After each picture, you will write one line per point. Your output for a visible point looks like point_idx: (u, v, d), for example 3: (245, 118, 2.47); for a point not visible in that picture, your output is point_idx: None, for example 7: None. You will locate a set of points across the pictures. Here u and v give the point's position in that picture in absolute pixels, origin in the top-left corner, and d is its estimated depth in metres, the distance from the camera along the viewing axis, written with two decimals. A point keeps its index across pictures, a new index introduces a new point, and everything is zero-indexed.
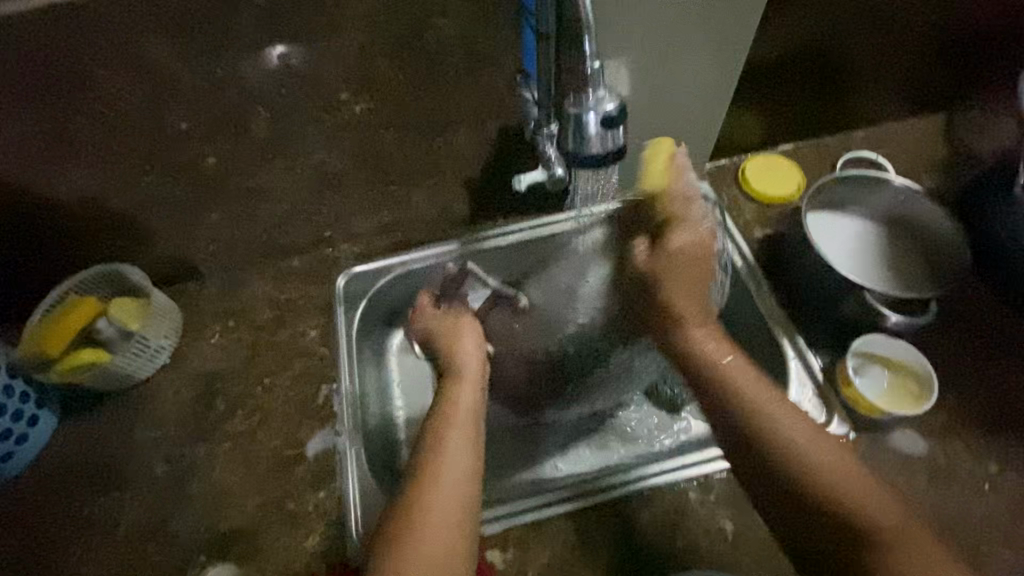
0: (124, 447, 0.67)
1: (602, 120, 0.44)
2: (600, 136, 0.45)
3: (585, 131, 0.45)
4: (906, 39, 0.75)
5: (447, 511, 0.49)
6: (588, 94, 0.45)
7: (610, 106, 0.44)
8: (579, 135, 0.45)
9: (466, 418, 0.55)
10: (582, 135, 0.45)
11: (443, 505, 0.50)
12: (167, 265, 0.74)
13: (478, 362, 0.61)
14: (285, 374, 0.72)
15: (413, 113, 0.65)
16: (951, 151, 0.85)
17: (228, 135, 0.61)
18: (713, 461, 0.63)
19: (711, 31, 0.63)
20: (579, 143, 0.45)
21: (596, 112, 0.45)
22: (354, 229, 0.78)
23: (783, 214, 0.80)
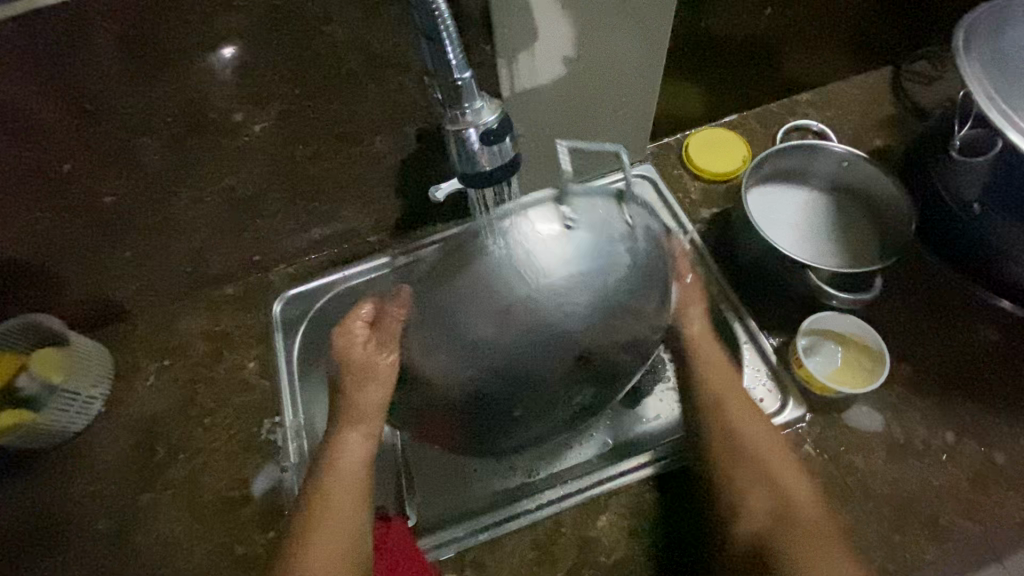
0: (61, 506, 0.64)
1: (482, 138, 0.40)
2: (486, 154, 0.41)
3: (469, 151, 0.41)
4: None
5: None
6: (464, 109, 0.41)
7: (490, 120, 0.40)
8: (464, 155, 0.41)
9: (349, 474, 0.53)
10: (469, 154, 0.42)
11: None
12: (88, 310, 0.70)
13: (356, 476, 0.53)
14: (226, 410, 0.69)
15: (321, 127, 0.61)
16: (897, 107, 0.82)
17: (120, 171, 0.57)
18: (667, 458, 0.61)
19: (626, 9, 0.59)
20: (465, 163, 0.42)
21: (476, 129, 0.40)
22: (286, 251, 0.75)
23: (728, 190, 0.77)
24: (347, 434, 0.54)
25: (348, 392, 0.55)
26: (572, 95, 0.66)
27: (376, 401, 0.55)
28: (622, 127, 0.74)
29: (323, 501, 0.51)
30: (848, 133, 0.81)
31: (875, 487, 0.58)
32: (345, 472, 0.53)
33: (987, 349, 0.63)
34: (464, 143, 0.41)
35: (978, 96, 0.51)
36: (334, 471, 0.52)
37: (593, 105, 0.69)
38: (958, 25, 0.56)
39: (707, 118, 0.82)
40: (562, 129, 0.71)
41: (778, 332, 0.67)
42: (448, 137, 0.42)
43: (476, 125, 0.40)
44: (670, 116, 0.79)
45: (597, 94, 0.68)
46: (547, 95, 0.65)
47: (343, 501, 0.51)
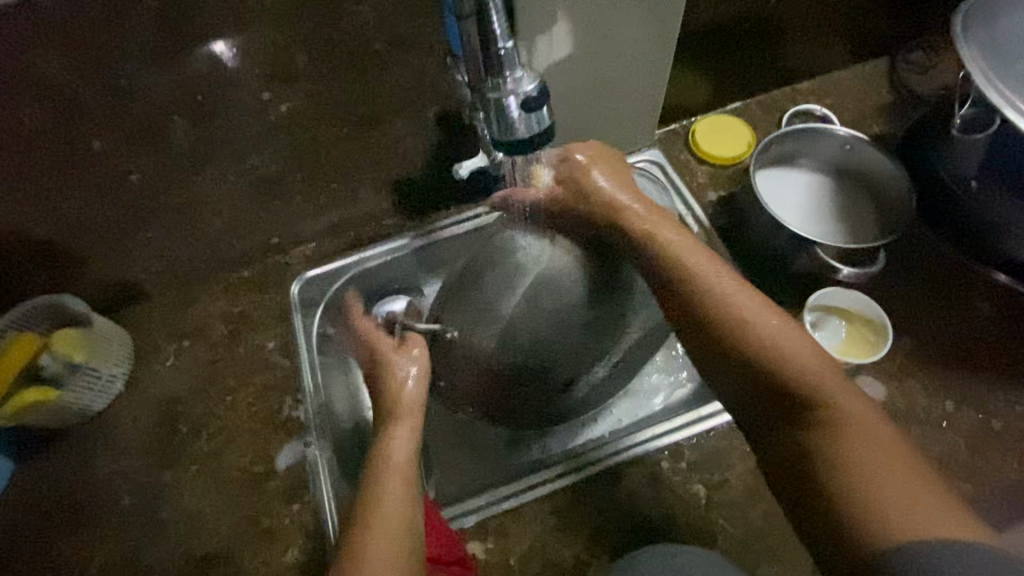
0: (85, 484, 0.65)
1: (522, 105, 0.42)
2: (524, 120, 0.42)
3: (507, 118, 0.43)
4: None
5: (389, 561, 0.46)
6: (505, 79, 0.43)
7: (529, 88, 0.42)
8: (502, 124, 0.43)
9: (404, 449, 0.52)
10: (506, 122, 0.43)
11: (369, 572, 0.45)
12: (108, 292, 0.71)
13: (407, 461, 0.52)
14: (248, 389, 0.70)
15: (343, 107, 0.62)
16: (894, 95, 0.85)
17: (148, 150, 0.58)
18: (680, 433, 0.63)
19: None
20: (503, 131, 0.43)
21: (516, 97, 0.42)
22: (303, 233, 0.76)
23: (734, 174, 0.80)
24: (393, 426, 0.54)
25: (389, 393, 0.56)
26: (586, 80, 0.68)
27: (418, 394, 0.56)
28: (633, 112, 0.76)
29: (376, 488, 0.50)
30: (848, 120, 0.84)
31: None
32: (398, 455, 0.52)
33: (984, 322, 0.66)
34: (503, 111, 0.42)
35: (976, 77, 0.54)
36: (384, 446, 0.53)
37: (606, 89, 0.71)
38: (956, 11, 0.59)
39: (713, 106, 0.85)
40: (575, 113, 0.73)
41: (785, 309, 0.69)
42: (487, 106, 0.43)
43: (517, 93, 0.42)
44: (677, 102, 0.81)
45: (610, 79, 0.70)
46: (562, 79, 0.67)
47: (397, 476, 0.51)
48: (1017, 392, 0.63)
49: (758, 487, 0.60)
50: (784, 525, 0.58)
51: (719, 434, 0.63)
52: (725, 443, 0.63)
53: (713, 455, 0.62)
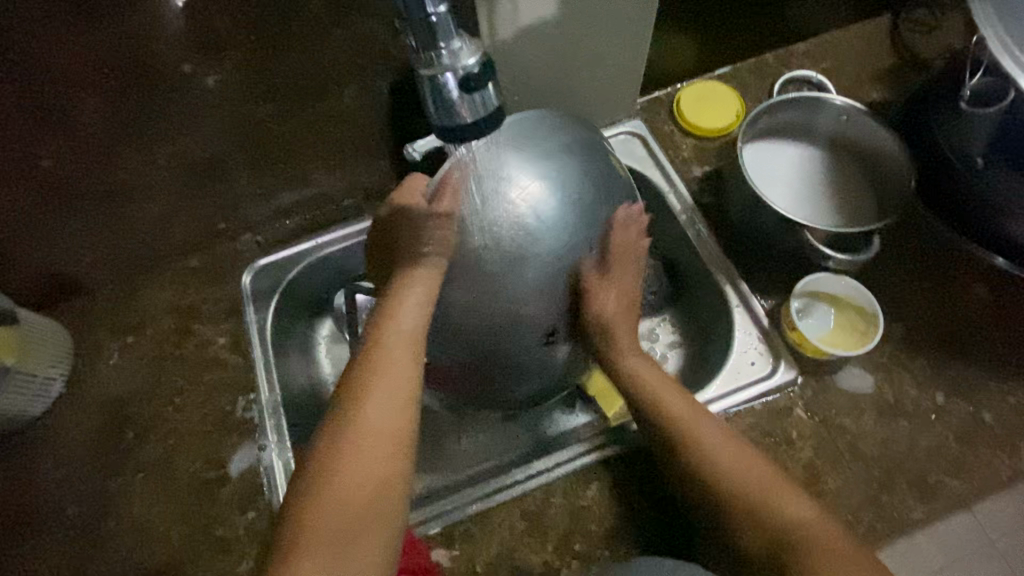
0: (26, 493, 0.61)
1: (462, 84, 0.37)
2: (466, 102, 0.37)
3: (446, 98, 0.38)
4: None
5: (369, 464, 0.42)
6: (440, 50, 0.37)
7: (470, 63, 0.37)
8: (442, 105, 0.38)
9: (403, 347, 0.47)
10: (447, 104, 0.38)
11: (348, 464, 0.41)
12: (39, 286, 0.65)
13: (409, 337, 0.48)
14: (198, 388, 0.65)
15: (281, 79, 0.55)
16: (895, 56, 0.79)
17: (55, 133, 0.51)
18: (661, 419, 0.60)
19: None
20: (443, 114, 0.38)
21: (454, 73, 0.37)
22: (253, 218, 0.70)
23: (720, 147, 0.74)
24: (404, 296, 0.49)
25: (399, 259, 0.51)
26: (555, 47, 0.62)
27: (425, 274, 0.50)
28: (610, 80, 0.70)
29: (377, 357, 0.46)
30: (844, 86, 0.77)
31: (867, 449, 0.57)
32: (404, 338, 0.47)
33: (979, 308, 0.62)
34: (441, 90, 0.37)
35: (989, 42, 0.48)
36: (385, 338, 0.47)
37: (578, 55, 0.64)
38: None
39: (699, 70, 0.78)
40: (546, 82, 0.66)
41: (771, 294, 0.65)
42: (422, 83, 0.38)
43: (455, 68, 0.37)
44: (659, 66, 0.74)
45: (583, 42, 0.63)
46: (528, 44, 0.60)
47: (398, 365, 0.46)
48: (1011, 382, 0.59)
49: None
50: None
51: None
52: None
53: None
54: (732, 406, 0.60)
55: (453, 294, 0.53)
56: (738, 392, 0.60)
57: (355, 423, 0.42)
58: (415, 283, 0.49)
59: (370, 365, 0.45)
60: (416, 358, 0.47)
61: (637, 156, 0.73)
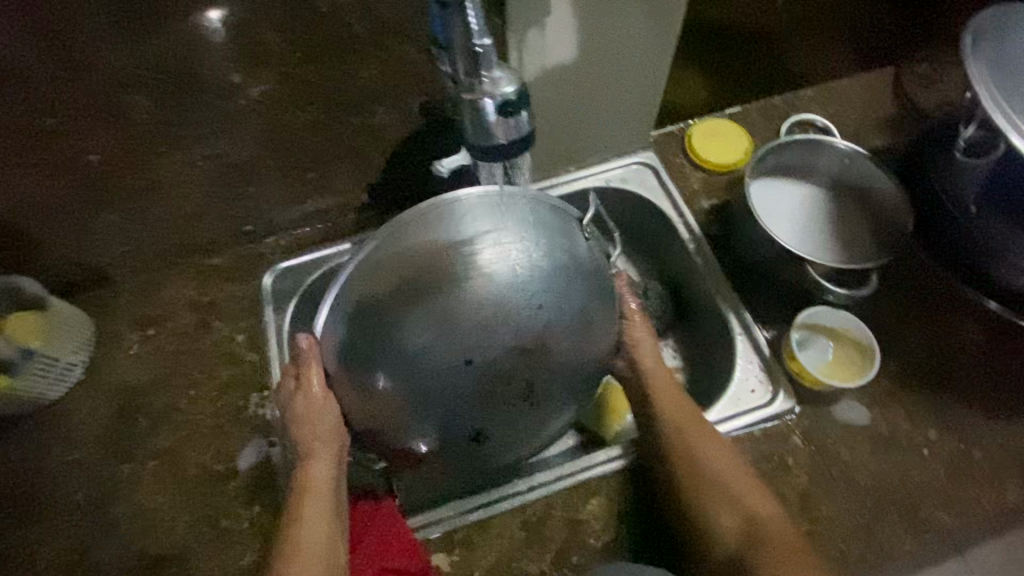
0: (36, 475, 0.62)
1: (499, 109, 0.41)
2: (502, 125, 0.41)
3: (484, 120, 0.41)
4: None
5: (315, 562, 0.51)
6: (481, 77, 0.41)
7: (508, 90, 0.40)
8: (479, 126, 0.41)
9: (326, 462, 0.56)
10: (484, 126, 0.42)
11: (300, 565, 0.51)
12: (68, 275, 0.68)
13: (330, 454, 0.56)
14: (212, 382, 0.67)
15: (320, 94, 0.59)
16: (896, 106, 0.83)
17: (105, 130, 0.55)
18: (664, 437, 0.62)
19: None
20: (479, 135, 0.42)
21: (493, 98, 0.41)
22: (277, 223, 0.73)
23: (728, 182, 0.78)
24: (319, 416, 0.56)
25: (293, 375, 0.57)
26: (577, 80, 0.66)
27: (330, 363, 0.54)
28: (628, 114, 0.73)
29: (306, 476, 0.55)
30: (847, 131, 0.81)
31: (860, 479, 0.59)
32: (322, 456, 0.56)
33: (972, 349, 0.64)
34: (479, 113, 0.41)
35: (982, 98, 0.52)
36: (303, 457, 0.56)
37: (598, 89, 0.68)
38: (967, 26, 0.56)
39: (710, 109, 0.82)
40: (566, 112, 0.70)
41: (772, 324, 0.67)
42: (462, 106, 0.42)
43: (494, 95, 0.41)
44: (673, 103, 0.79)
45: (603, 77, 0.67)
46: (552, 77, 0.64)
47: (321, 479, 0.55)
48: (1002, 423, 0.61)
49: None
50: None
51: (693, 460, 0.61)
52: None
53: None
54: (730, 431, 0.61)
55: (402, 329, 0.51)
56: (736, 417, 0.62)
57: (299, 532, 0.52)
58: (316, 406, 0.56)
59: (302, 482, 0.55)
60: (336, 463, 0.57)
61: (648, 186, 0.76)
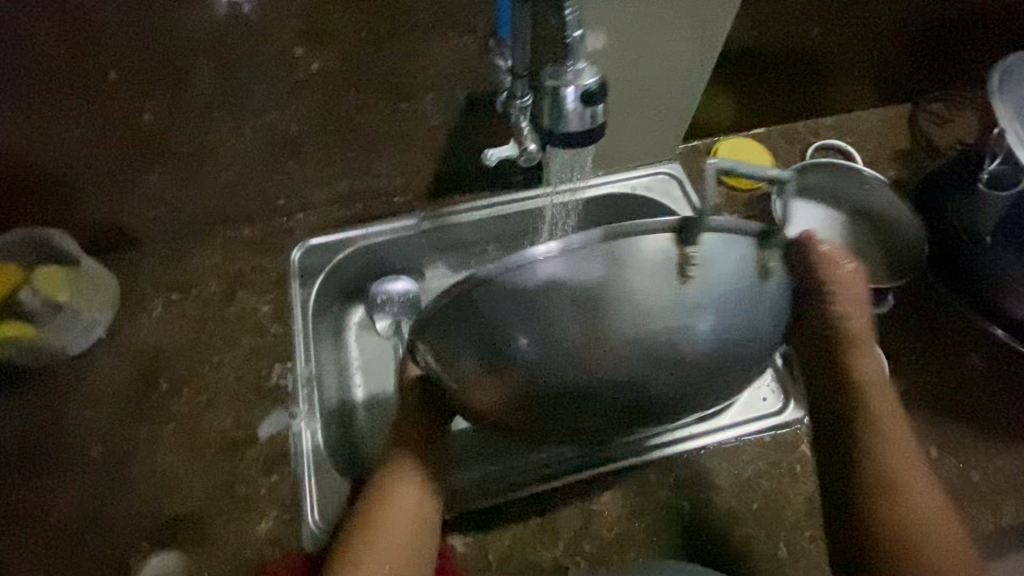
0: (53, 429, 0.62)
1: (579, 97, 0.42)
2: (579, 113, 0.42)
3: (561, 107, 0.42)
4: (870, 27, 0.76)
5: None
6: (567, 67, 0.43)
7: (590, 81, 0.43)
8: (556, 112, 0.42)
9: (404, 530, 0.52)
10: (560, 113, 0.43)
11: None
12: (99, 232, 0.68)
13: (406, 524, 0.52)
14: (236, 351, 0.67)
15: (375, 76, 0.60)
16: (913, 142, 0.87)
17: (164, 90, 0.56)
18: (687, 441, 0.63)
19: (685, 14, 0.62)
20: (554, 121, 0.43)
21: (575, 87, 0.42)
22: (311, 199, 0.74)
23: (750, 199, 0.80)
24: (405, 484, 0.54)
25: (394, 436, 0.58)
26: (617, 90, 0.69)
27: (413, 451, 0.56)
28: (660, 126, 0.76)
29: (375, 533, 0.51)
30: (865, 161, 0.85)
31: None
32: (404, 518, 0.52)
33: (976, 375, 0.67)
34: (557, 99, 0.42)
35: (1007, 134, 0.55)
36: (382, 513, 0.52)
37: (634, 101, 0.71)
38: (996, 67, 0.60)
39: (737, 128, 0.85)
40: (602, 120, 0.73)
41: None
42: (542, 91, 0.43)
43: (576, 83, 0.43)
44: (702, 118, 0.81)
45: (641, 91, 0.70)
46: None
47: (388, 544, 0.51)
48: (1002, 446, 0.64)
49: (742, 511, 0.60)
50: (763, 548, 0.59)
51: (705, 461, 0.62)
52: (714, 463, 0.62)
53: (700, 474, 0.62)
54: (744, 435, 0.63)
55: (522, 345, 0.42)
56: (749, 423, 0.64)
57: None
58: (404, 473, 0.55)
59: (367, 532, 0.51)
60: (413, 536, 0.52)
61: (672, 195, 0.79)
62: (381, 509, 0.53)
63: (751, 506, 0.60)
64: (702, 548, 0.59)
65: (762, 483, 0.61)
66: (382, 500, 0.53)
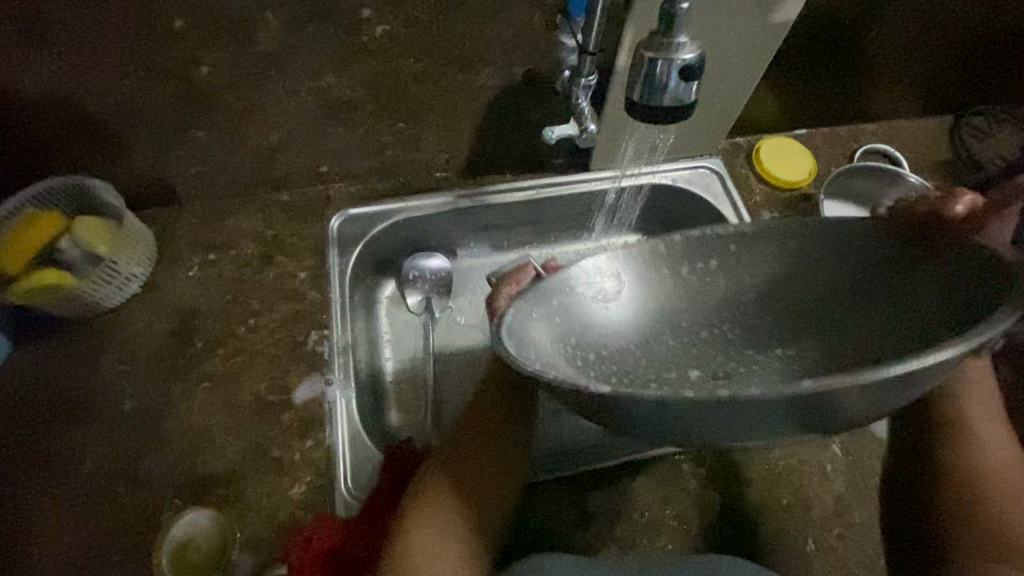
0: (87, 379, 0.61)
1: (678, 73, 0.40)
2: (674, 88, 0.40)
3: (655, 82, 0.40)
4: (923, 35, 0.76)
5: None
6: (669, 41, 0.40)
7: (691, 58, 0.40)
8: (648, 87, 0.41)
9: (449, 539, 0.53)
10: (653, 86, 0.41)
11: None
12: (140, 185, 0.67)
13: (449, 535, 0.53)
14: (272, 315, 0.67)
15: (436, 45, 0.60)
16: (952, 154, 0.87)
17: (226, 43, 0.55)
18: None
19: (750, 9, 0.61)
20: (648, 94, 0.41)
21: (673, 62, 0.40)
22: (353, 168, 0.73)
23: (790, 199, 0.80)
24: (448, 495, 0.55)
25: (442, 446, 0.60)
26: None
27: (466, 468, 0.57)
28: (706, 117, 0.76)
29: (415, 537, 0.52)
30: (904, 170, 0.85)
31: None
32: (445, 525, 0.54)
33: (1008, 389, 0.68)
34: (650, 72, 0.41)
35: None
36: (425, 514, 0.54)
37: None
38: None
39: (779, 128, 0.85)
40: None
41: None
42: (636, 63, 0.41)
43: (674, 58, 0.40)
44: (748, 114, 0.81)
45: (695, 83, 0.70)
46: None
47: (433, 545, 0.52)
48: None
49: (773, 505, 0.60)
50: (792, 545, 0.59)
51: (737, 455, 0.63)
52: (746, 457, 0.63)
53: (732, 466, 0.62)
54: None
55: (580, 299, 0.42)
56: None
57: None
58: (448, 477, 0.56)
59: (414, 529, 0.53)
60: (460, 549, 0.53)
61: (713, 190, 0.78)
62: (424, 512, 0.54)
63: (781, 501, 0.61)
64: (732, 539, 0.59)
65: (793, 479, 0.62)
66: (424, 509, 0.54)
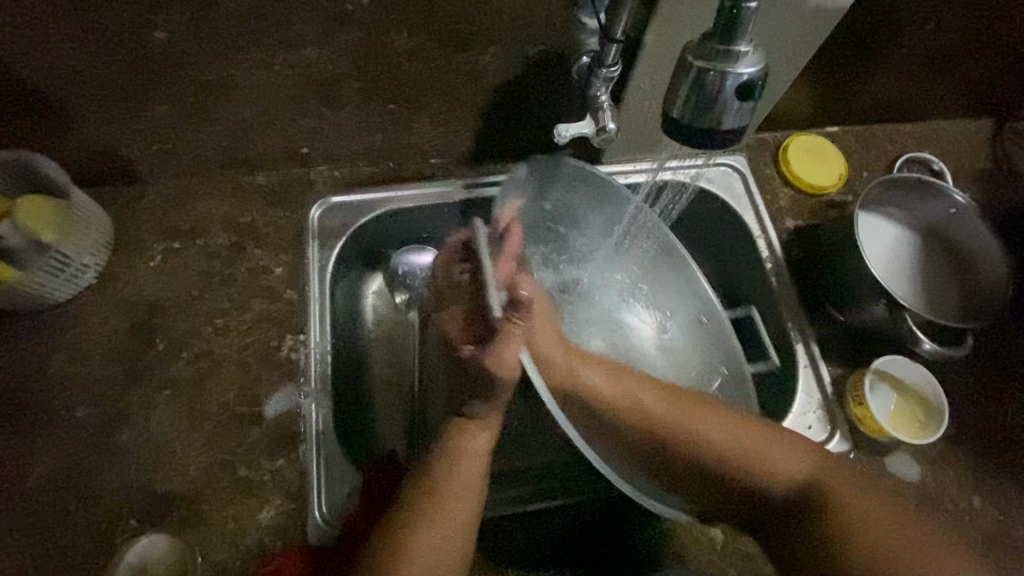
0: (35, 381, 0.55)
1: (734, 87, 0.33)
2: (727, 105, 0.34)
3: (705, 95, 0.34)
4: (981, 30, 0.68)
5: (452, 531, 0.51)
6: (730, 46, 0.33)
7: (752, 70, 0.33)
8: (694, 101, 0.34)
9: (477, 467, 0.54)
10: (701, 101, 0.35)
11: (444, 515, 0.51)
12: (94, 161, 0.59)
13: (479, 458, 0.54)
14: (243, 315, 0.60)
15: (433, 18, 0.51)
16: (993, 163, 0.80)
17: (184, 5, 0.46)
18: None
19: None
20: (695, 109, 0.35)
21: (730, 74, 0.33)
22: (337, 150, 0.65)
23: (817, 205, 0.73)
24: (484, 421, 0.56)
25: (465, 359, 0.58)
26: None
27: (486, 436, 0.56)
28: None
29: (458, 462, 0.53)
30: None
31: None
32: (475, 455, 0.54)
33: None
34: (700, 83, 0.34)
35: None
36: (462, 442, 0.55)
37: None
38: None
39: (810, 123, 0.77)
40: None
41: (841, 365, 0.65)
42: (684, 71, 0.34)
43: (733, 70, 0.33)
44: (780, 108, 0.73)
45: None
46: None
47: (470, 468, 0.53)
48: None
49: None
50: None
51: None
52: None
53: None
54: None
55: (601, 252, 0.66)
56: None
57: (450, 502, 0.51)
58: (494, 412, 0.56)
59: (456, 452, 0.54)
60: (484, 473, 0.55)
61: (734, 191, 0.71)
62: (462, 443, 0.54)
63: None
64: None
65: None
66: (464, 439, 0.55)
